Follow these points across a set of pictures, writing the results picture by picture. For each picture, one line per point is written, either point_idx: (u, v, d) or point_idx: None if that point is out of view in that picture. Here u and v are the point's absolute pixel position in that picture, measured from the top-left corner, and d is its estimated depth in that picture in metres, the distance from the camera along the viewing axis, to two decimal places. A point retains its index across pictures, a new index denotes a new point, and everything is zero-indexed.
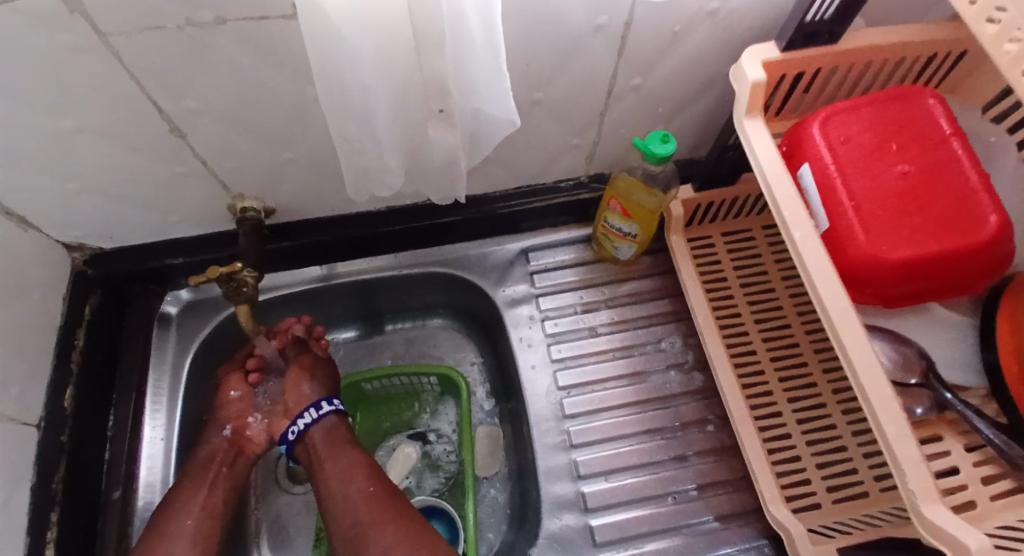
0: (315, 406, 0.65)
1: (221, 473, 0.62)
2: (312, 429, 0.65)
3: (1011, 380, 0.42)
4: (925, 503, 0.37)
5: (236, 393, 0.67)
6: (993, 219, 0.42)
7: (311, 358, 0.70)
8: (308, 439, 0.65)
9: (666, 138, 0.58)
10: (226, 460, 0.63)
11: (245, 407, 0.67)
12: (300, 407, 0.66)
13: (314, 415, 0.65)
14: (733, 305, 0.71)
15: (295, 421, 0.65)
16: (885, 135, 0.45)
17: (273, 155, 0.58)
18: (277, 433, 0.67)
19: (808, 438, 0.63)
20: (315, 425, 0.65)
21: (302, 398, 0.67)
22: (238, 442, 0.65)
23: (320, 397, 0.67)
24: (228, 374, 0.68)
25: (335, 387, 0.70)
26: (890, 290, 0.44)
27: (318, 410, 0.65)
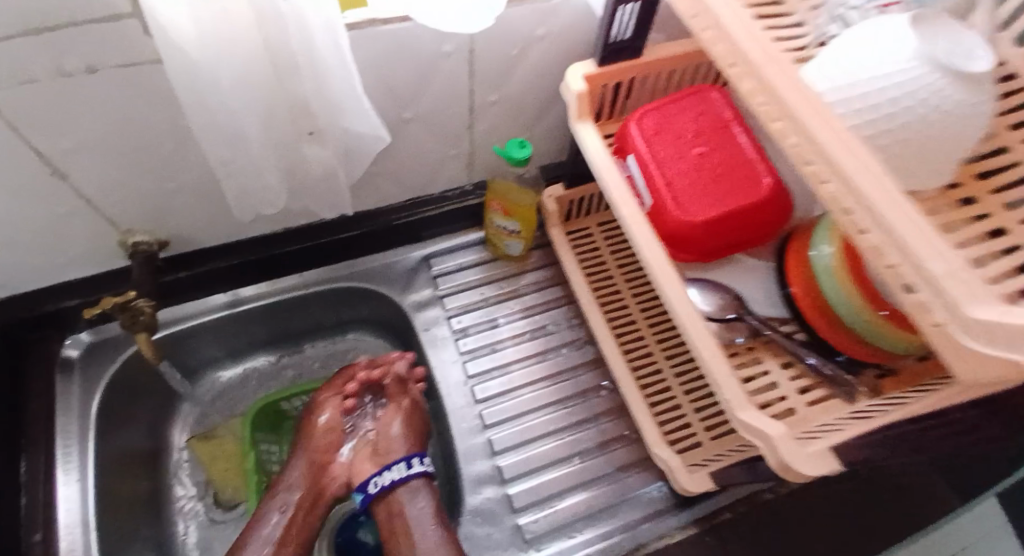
0: (405, 463, 0.64)
1: (297, 520, 0.64)
2: (399, 488, 0.63)
3: (805, 307, 0.52)
4: (739, 408, 0.44)
5: (326, 415, 0.68)
6: (768, 181, 0.52)
7: (408, 401, 0.70)
8: (393, 497, 0.63)
9: (524, 143, 0.66)
10: (305, 505, 0.65)
11: (332, 438, 0.68)
12: (391, 454, 0.67)
13: (404, 472, 0.64)
14: (614, 284, 0.80)
15: (381, 473, 0.64)
16: (686, 123, 0.55)
17: (160, 187, 0.62)
18: (358, 479, 0.66)
19: (685, 388, 0.72)
20: (401, 484, 0.63)
21: (391, 441, 0.67)
22: (318, 483, 0.65)
23: (411, 453, 0.66)
24: (322, 397, 0.70)
25: (422, 438, 0.70)
26: (704, 247, 0.54)
27: (409, 466, 0.64)
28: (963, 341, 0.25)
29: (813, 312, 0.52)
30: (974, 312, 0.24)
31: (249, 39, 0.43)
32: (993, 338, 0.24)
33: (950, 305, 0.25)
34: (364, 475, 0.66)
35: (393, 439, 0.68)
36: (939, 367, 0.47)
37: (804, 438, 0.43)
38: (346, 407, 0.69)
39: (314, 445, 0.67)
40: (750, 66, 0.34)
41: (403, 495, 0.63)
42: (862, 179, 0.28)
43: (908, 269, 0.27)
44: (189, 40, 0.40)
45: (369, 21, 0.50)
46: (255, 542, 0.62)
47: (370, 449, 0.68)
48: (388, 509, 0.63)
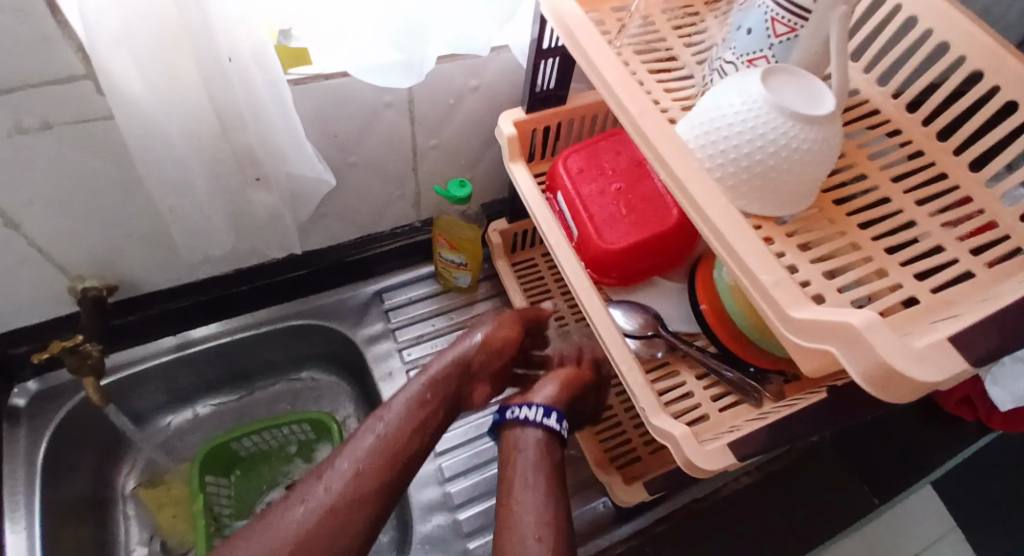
0: (544, 409, 0.56)
1: (368, 441, 0.51)
2: (530, 431, 0.55)
3: (713, 324, 0.58)
4: (652, 414, 0.50)
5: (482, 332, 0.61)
6: (675, 212, 0.58)
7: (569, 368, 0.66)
8: (522, 434, 0.55)
9: (463, 183, 0.71)
10: (429, 426, 0.54)
11: (467, 361, 0.59)
12: (529, 396, 0.58)
13: (538, 416, 0.55)
14: (558, 310, 0.86)
15: (523, 405, 0.56)
16: (604, 162, 0.62)
17: (112, 235, 0.65)
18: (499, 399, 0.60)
19: (625, 406, 0.77)
20: (534, 426, 0.55)
21: (534, 393, 0.58)
22: (439, 403, 0.56)
23: (551, 404, 0.57)
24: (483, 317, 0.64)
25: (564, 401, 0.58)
26: (624, 272, 0.60)
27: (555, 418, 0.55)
28: (789, 336, 0.32)
29: (720, 328, 0.58)
30: (798, 313, 0.31)
31: (195, 95, 0.47)
32: (807, 332, 0.30)
33: (778, 309, 0.32)
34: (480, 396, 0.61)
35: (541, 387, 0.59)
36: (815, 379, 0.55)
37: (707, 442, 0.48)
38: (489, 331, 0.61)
39: (463, 352, 0.60)
40: (627, 113, 0.40)
41: (520, 440, 0.55)
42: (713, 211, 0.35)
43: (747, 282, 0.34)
44: (136, 95, 0.44)
45: (312, 77, 0.55)
46: (388, 417, 0.53)
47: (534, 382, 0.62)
48: (508, 442, 0.55)
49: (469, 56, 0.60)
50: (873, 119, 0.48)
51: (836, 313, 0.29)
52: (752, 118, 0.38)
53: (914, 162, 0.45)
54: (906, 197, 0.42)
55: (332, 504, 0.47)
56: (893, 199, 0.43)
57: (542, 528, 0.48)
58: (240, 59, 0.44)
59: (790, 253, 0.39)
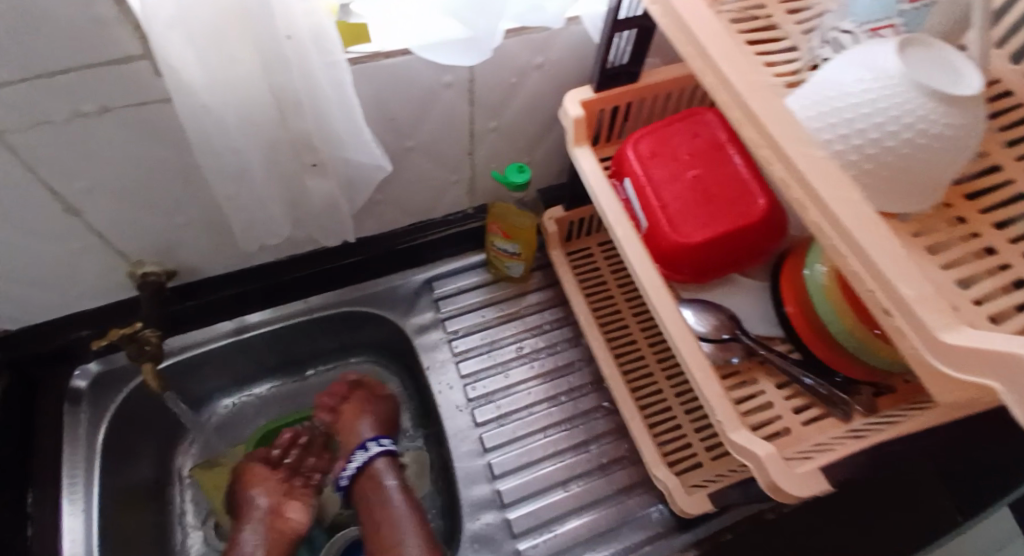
0: (364, 448, 0.78)
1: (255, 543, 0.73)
2: (364, 473, 0.77)
3: (799, 327, 0.53)
4: (731, 429, 0.45)
5: (260, 492, 0.77)
6: (761, 201, 0.53)
7: (365, 397, 0.83)
8: (366, 474, 0.77)
9: (523, 168, 0.68)
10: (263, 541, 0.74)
11: (268, 477, 0.79)
12: (353, 443, 0.80)
13: (366, 455, 0.78)
14: (613, 302, 0.81)
15: (348, 466, 0.79)
16: (681, 146, 0.56)
17: (169, 221, 0.64)
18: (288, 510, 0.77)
19: (686, 408, 0.73)
20: (365, 465, 0.78)
21: (355, 434, 0.80)
22: (274, 524, 0.75)
23: (369, 438, 0.80)
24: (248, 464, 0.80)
25: (386, 426, 0.82)
26: (699, 267, 0.55)
27: (368, 451, 0.78)
28: (939, 366, 0.27)
29: (807, 332, 0.53)
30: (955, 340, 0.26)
31: (252, 80, 0.44)
32: (964, 362, 0.25)
33: (924, 329, 0.27)
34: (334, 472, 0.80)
35: (356, 430, 0.80)
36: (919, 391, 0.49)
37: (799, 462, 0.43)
38: (283, 499, 0.77)
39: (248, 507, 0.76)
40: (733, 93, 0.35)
41: (371, 476, 0.77)
42: (837, 208, 0.30)
43: (882, 294, 0.29)
44: (196, 80, 0.42)
45: (370, 56, 0.52)
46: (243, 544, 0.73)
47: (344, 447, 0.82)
48: (369, 482, 0.76)
49: (536, 30, 0.55)
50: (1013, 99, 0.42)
51: (1008, 342, 0.24)
52: (894, 87, 0.34)
53: None
54: None
55: None
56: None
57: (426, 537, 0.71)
58: (298, 36, 0.41)
59: (914, 256, 0.34)
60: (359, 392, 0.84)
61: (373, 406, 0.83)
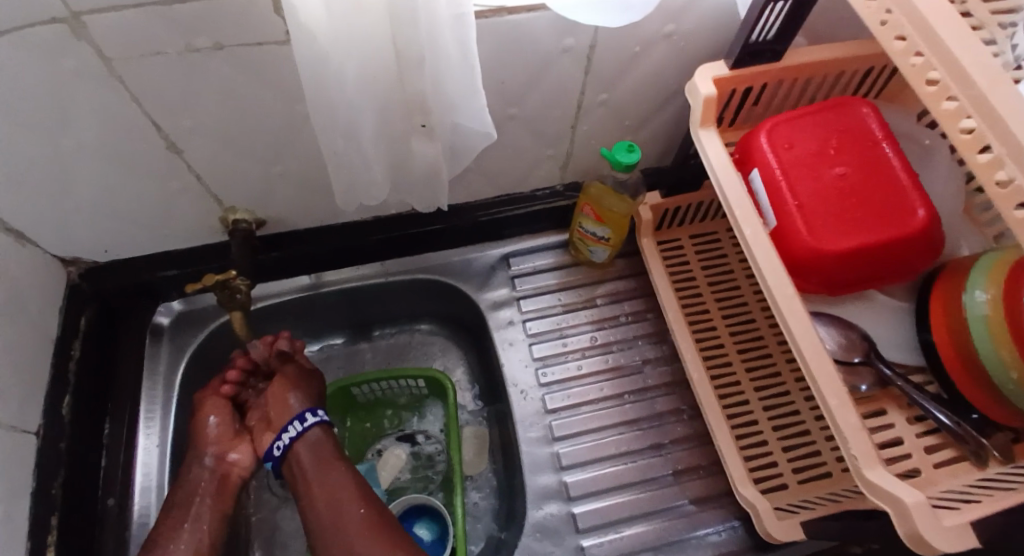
0: (295, 420, 0.67)
1: (206, 504, 0.64)
2: (297, 444, 0.66)
3: (946, 359, 0.47)
4: (867, 466, 0.40)
5: (213, 422, 0.68)
6: (920, 213, 0.47)
7: (294, 367, 0.72)
8: (293, 456, 0.66)
9: (632, 148, 0.62)
10: (210, 489, 0.65)
11: (224, 428, 0.68)
12: (283, 418, 0.68)
13: (300, 429, 0.67)
14: (702, 301, 0.76)
15: (281, 436, 0.67)
16: (826, 141, 0.50)
17: (264, 170, 0.62)
18: (262, 449, 0.69)
19: (774, 424, 0.67)
20: (300, 440, 0.67)
21: (288, 410, 0.68)
22: (220, 471, 0.66)
23: (303, 409, 0.68)
24: (203, 399, 0.70)
25: (318, 398, 0.71)
26: (832, 278, 0.49)
27: (302, 422, 0.67)
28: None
29: (955, 365, 0.47)
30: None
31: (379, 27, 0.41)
32: None
33: None
34: (265, 443, 0.69)
35: (285, 404, 0.69)
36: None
37: (946, 511, 0.38)
38: (230, 443, 0.68)
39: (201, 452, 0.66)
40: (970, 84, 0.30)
41: (297, 454, 0.66)
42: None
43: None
44: (320, 30, 0.38)
45: (493, 11, 0.48)
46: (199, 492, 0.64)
47: (264, 421, 0.70)
48: (293, 469, 0.66)
49: None
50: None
51: None
52: None
53: None
54: None
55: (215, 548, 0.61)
56: None
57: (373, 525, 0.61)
58: None
59: None
60: (286, 365, 0.72)
61: (307, 382, 0.71)
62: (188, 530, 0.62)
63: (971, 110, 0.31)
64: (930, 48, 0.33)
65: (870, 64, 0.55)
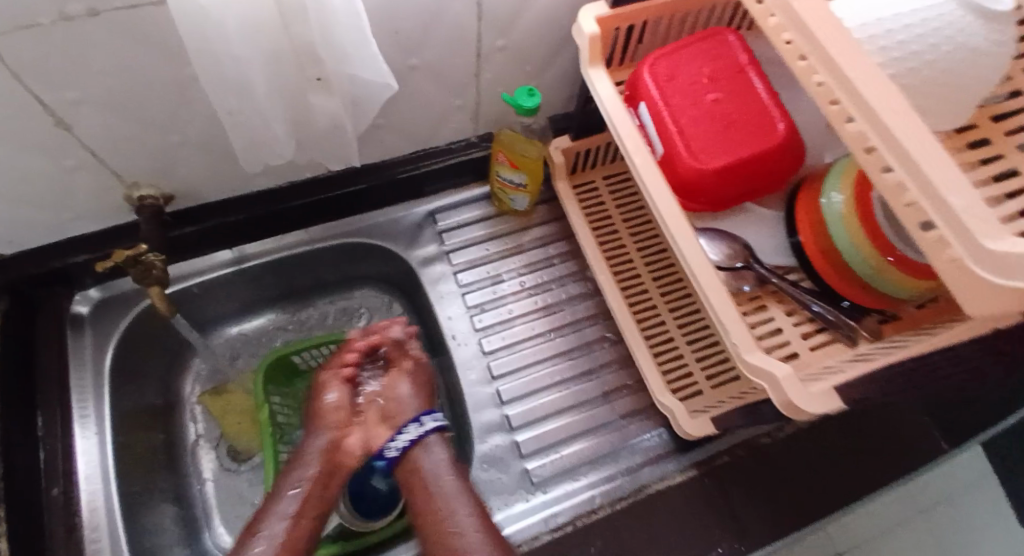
0: (415, 420, 0.68)
1: (317, 494, 0.62)
2: (415, 448, 0.66)
3: (812, 257, 0.54)
4: (745, 350, 0.46)
5: (332, 396, 0.69)
6: (781, 127, 0.51)
7: (410, 362, 0.73)
8: (410, 459, 0.66)
9: (532, 92, 0.64)
10: (320, 482, 0.63)
11: (342, 412, 0.68)
12: (400, 417, 0.69)
13: (417, 430, 0.67)
14: (618, 236, 0.81)
15: (394, 438, 0.68)
16: (700, 69, 0.54)
17: (162, 139, 0.61)
18: (374, 446, 0.68)
19: (687, 339, 0.74)
20: (417, 443, 0.67)
21: (401, 401, 0.70)
22: (331, 455, 0.65)
23: (420, 413, 0.70)
24: (323, 376, 0.70)
25: (427, 396, 0.72)
26: (713, 196, 0.55)
27: (420, 425, 0.68)
28: (980, 270, 0.28)
29: (821, 261, 0.53)
30: (994, 244, 0.27)
31: None
32: (1009, 266, 0.26)
33: (967, 235, 0.28)
34: (379, 440, 0.68)
35: (402, 398, 0.70)
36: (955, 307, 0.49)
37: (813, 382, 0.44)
38: (342, 430, 0.67)
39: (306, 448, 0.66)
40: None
41: (414, 456, 0.66)
42: (886, 113, 0.31)
43: (926, 204, 0.29)
44: None
45: None
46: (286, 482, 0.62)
47: (377, 417, 0.69)
48: (412, 471, 0.66)
49: None
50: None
51: None
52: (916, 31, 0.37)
53: None
54: None
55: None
56: None
57: (485, 525, 0.60)
58: None
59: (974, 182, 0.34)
60: (403, 355, 0.73)
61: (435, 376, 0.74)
62: (292, 519, 0.59)
63: (788, 23, 0.36)
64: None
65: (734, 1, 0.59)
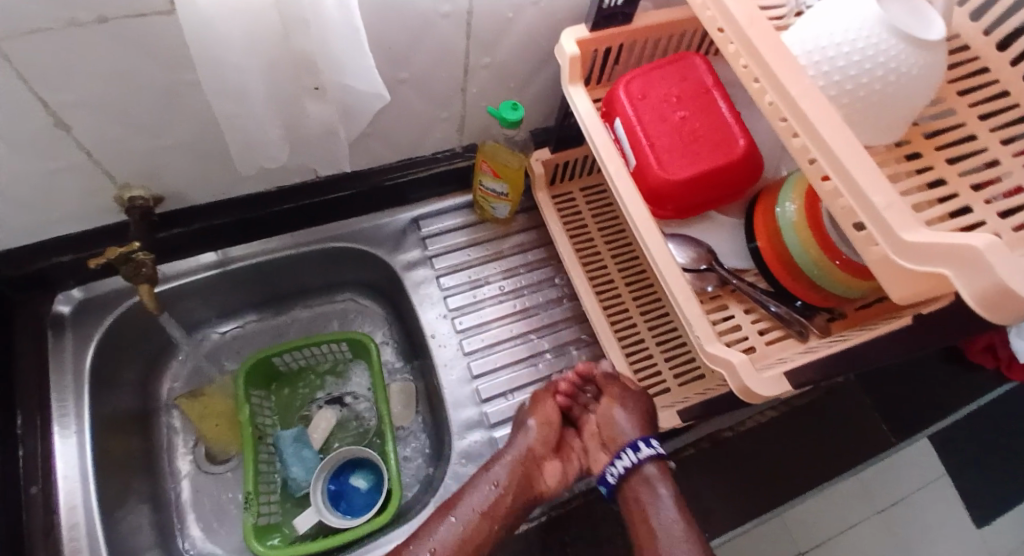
0: (634, 446, 0.64)
1: (505, 502, 0.64)
2: (632, 475, 0.63)
3: (769, 261, 0.59)
4: (706, 342, 0.51)
5: (532, 421, 0.70)
6: (742, 143, 0.57)
7: (621, 388, 0.69)
8: (629, 483, 0.63)
9: (516, 105, 0.69)
10: (518, 495, 0.65)
11: (549, 436, 0.68)
12: (618, 443, 0.66)
13: (633, 458, 0.63)
14: (593, 244, 0.85)
15: (613, 464, 0.65)
16: (670, 89, 0.59)
17: (152, 144, 0.64)
18: (596, 470, 0.68)
19: (657, 340, 0.79)
20: (635, 468, 0.63)
21: (616, 429, 0.66)
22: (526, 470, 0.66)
23: (636, 438, 0.64)
24: (536, 396, 0.73)
25: (648, 419, 0.67)
26: (682, 204, 0.60)
27: (636, 452, 0.63)
28: (897, 259, 0.33)
29: (776, 264, 0.58)
30: (908, 235, 0.32)
31: None
32: (920, 255, 0.31)
33: (889, 231, 0.33)
34: (601, 464, 0.67)
35: (617, 425, 0.66)
36: (893, 307, 0.55)
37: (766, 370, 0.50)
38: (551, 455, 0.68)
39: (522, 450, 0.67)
40: (737, 30, 0.41)
41: (639, 480, 0.63)
42: (825, 130, 0.36)
43: (857, 206, 0.35)
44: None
45: None
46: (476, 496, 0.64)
47: (600, 444, 0.68)
48: (636, 491, 0.63)
49: None
50: (980, 79, 0.47)
51: (965, 236, 0.29)
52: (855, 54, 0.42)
53: (1004, 102, 0.45)
54: (991, 136, 0.43)
55: None
56: (979, 136, 0.44)
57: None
58: None
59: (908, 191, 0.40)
60: (612, 384, 0.69)
61: (638, 404, 0.67)
62: (453, 522, 0.63)
63: (743, 50, 0.41)
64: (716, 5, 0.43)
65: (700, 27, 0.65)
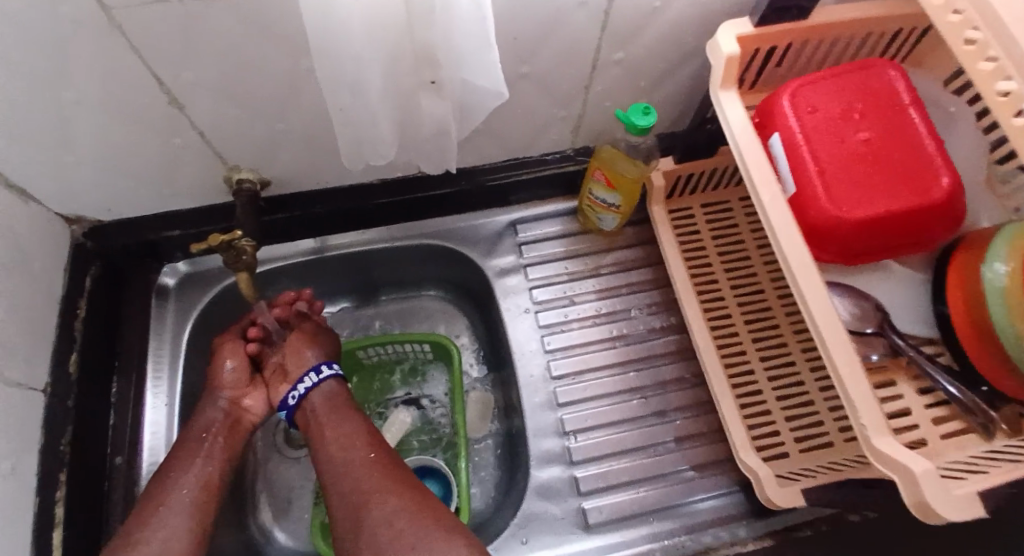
0: (314, 369, 0.69)
1: (217, 444, 0.65)
2: (312, 393, 0.68)
3: (959, 328, 0.48)
4: (875, 435, 0.41)
5: (230, 365, 0.69)
6: (945, 182, 0.46)
7: (310, 326, 0.74)
8: (308, 403, 0.68)
9: (648, 109, 0.58)
10: (223, 430, 0.66)
11: (242, 380, 0.69)
12: (297, 372, 0.70)
13: (315, 378, 0.69)
14: (712, 272, 0.75)
15: (296, 387, 0.69)
16: (850, 105, 0.49)
17: (267, 128, 0.60)
18: (277, 399, 0.71)
19: (778, 394, 0.68)
20: (315, 390, 0.68)
21: (303, 362, 0.70)
22: (233, 414, 0.68)
23: (318, 361, 0.70)
24: (223, 342, 0.71)
25: (333, 354, 0.73)
26: (849, 248, 0.49)
27: (318, 374, 0.69)
28: None
29: (968, 334, 0.47)
30: None
31: None
32: None
33: None
34: (280, 393, 0.70)
35: (303, 357, 0.70)
36: None
37: (949, 479, 0.40)
38: (245, 389, 0.70)
39: (210, 419, 0.66)
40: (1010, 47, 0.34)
41: (319, 397, 0.68)
42: None
43: None
44: None
45: None
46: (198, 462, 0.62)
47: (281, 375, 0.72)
48: (327, 403, 0.68)
49: None
50: None
51: None
52: None
53: None
54: None
55: (195, 505, 0.60)
56: None
57: (406, 500, 0.57)
58: None
59: None
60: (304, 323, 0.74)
61: (323, 339, 0.73)
62: (199, 464, 0.63)
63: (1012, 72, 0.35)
64: (995, 35, 0.36)
65: (890, 30, 0.53)
